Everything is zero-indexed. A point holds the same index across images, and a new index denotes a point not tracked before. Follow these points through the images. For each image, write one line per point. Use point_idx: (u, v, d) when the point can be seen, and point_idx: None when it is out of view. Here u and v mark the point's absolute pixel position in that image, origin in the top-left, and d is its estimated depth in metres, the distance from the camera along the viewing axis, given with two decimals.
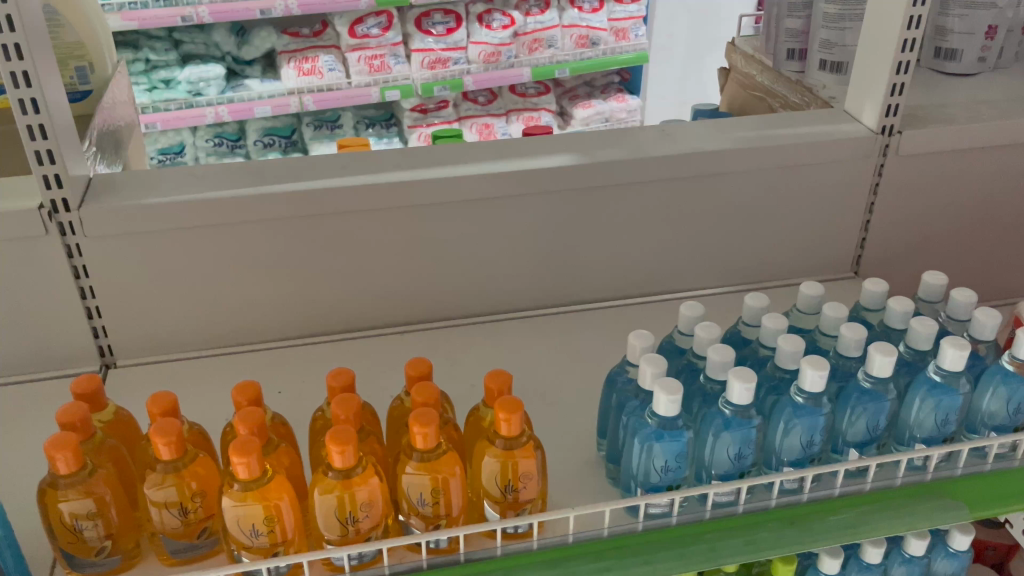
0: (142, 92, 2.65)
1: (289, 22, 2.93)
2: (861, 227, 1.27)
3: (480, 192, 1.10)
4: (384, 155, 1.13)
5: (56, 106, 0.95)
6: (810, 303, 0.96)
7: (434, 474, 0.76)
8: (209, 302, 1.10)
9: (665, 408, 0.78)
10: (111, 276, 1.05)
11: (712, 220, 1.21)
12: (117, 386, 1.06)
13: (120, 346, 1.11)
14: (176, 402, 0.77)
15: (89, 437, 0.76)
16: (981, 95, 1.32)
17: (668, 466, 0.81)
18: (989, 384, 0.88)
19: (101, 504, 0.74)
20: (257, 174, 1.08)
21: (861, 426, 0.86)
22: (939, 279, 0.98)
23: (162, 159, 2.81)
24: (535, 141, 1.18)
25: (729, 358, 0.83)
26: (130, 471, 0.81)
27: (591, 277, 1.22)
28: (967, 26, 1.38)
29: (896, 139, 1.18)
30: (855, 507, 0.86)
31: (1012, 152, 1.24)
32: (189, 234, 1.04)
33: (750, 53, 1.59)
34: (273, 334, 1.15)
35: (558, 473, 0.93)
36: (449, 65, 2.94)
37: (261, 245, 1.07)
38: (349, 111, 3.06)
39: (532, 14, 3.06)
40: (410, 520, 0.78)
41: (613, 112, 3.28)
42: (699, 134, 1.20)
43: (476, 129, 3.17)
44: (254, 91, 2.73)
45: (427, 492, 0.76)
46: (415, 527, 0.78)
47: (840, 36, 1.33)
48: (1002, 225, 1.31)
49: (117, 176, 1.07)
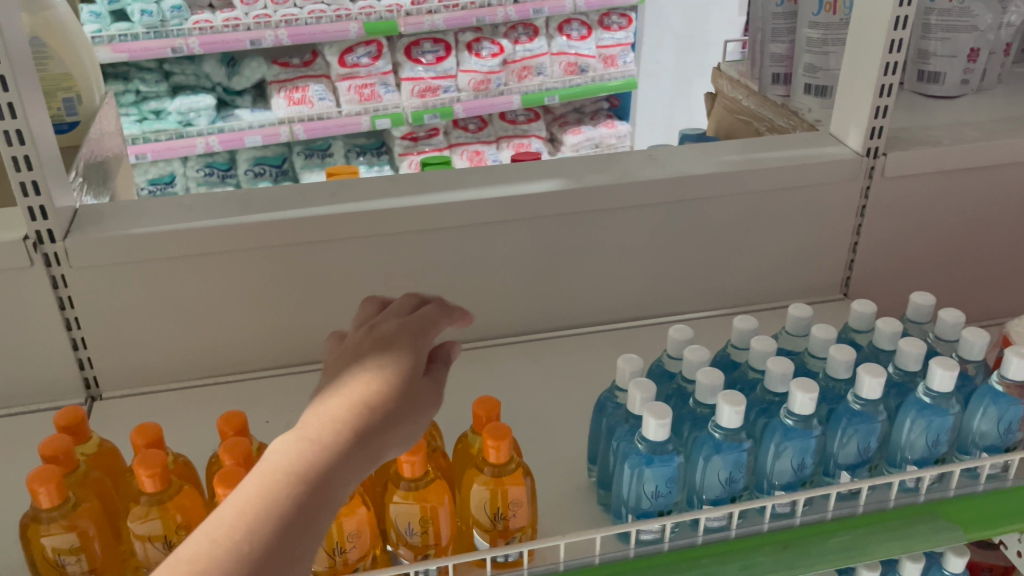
0: (133, 123, 2.66)
1: (280, 52, 2.95)
2: (849, 249, 1.27)
3: (469, 219, 1.10)
4: (371, 183, 1.14)
5: (41, 138, 0.95)
6: (799, 325, 0.95)
7: (423, 502, 0.75)
8: (195, 331, 1.10)
9: (654, 432, 0.78)
10: (96, 307, 1.04)
11: (700, 244, 1.21)
12: (102, 418, 1.05)
13: (106, 378, 1.10)
14: (161, 433, 0.76)
15: (73, 470, 0.75)
16: (966, 117, 1.33)
17: (659, 491, 0.80)
18: (979, 405, 0.88)
19: (84, 538, 0.73)
20: (243, 203, 1.08)
21: (853, 448, 0.86)
22: (926, 299, 0.98)
23: (153, 189, 2.82)
24: (523, 168, 1.18)
25: (718, 382, 0.83)
26: (114, 504, 0.79)
27: (580, 302, 1.22)
28: (949, 49, 1.39)
29: (881, 161, 1.19)
30: (853, 529, 0.85)
31: (996, 173, 1.25)
32: (175, 264, 1.04)
33: (736, 78, 1.60)
34: (262, 362, 1.14)
35: (548, 499, 0.92)
36: (439, 94, 2.96)
37: (247, 275, 1.07)
38: (339, 140, 3.07)
39: (521, 42, 3.09)
40: (402, 551, 0.78)
41: (603, 138, 3.29)
42: (686, 158, 1.20)
43: (466, 156, 3.19)
44: (245, 120, 2.74)
45: (417, 523, 0.76)
46: (405, 556, 0.78)
47: (824, 60, 1.34)
48: (989, 246, 1.32)
49: (104, 207, 1.06)
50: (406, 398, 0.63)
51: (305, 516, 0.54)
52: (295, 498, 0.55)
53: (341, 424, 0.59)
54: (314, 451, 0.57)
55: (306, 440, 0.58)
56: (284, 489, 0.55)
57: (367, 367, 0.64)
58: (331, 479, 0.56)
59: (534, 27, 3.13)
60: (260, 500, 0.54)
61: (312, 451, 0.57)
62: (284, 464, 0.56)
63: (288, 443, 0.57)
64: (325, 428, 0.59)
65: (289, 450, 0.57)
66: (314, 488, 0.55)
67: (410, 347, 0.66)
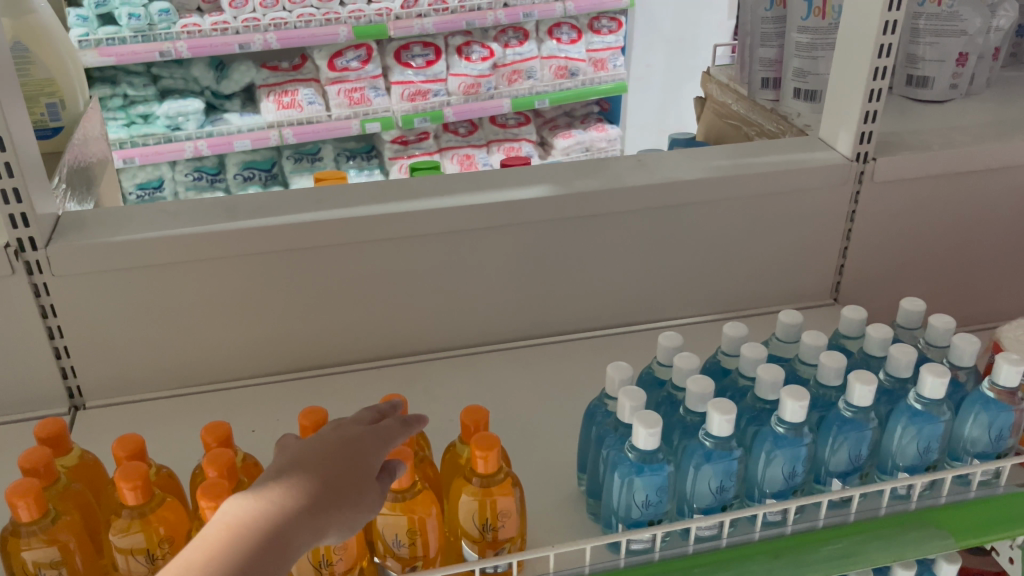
0: (120, 127, 2.63)
1: (268, 56, 2.94)
2: (839, 255, 1.27)
3: (457, 225, 1.09)
4: (359, 189, 1.13)
5: (22, 144, 0.94)
6: (789, 331, 0.95)
7: (410, 512, 0.74)
8: (180, 340, 1.08)
9: (644, 441, 0.77)
10: (79, 315, 1.03)
11: (690, 249, 1.20)
12: (85, 427, 1.04)
13: (90, 387, 1.08)
14: (143, 445, 0.75)
15: (53, 482, 0.74)
16: (956, 121, 1.33)
17: (649, 501, 0.80)
18: (970, 412, 0.88)
19: (65, 552, 0.71)
20: (228, 210, 1.06)
21: (844, 455, 0.86)
22: (916, 305, 0.97)
23: (141, 194, 2.80)
24: (512, 173, 1.17)
25: (708, 390, 0.82)
26: (95, 517, 0.78)
27: (569, 309, 1.21)
28: (938, 54, 1.39)
29: (871, 166, 1.19)
30: (845, 537, 0.84)
31: (985, 178, 1.24)
32: (159, 271, 1.03)
33: (725, 82, 1.60)
34: (248, 371, 1.13)
35: (537, 509, 0.91)
36: (429, 97, 2.96)
37: (232, 282, 1.06)
38: (329, 144, 3.06)
39: (511, 46, 3.08)
40: (390, 563, 0.77)
41: (594, 142, 3.29)
42: (675, 163, 1.20)
43: (456, 160, 3.17)
44: (233, 125, 2.73)
45: (404, 535, 0.75)
46: (393, 569, 0.77)
47: (813, 65, 1.34)
48: (979, 251, 1.32)
49: (87, 214, 1.05)
50: (350, 488, 0.64)
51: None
52: (228, 568, 0.55)
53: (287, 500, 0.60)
54: (254, 522, 0.58)
55: (249, 510, 0.59)
56: (225, 559, 0.56)
57: (320, 456, 0.65)
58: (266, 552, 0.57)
59: (524, 30, 3.13)
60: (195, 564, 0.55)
61: (253, 522, 0.58)
62: (223, 534, 0.57)
63: (239, 511, 0.59)
64: (269, 501, 0.60)
65: (232, 520, 0.58)
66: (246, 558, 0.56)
67: (368, 445, 0.68)
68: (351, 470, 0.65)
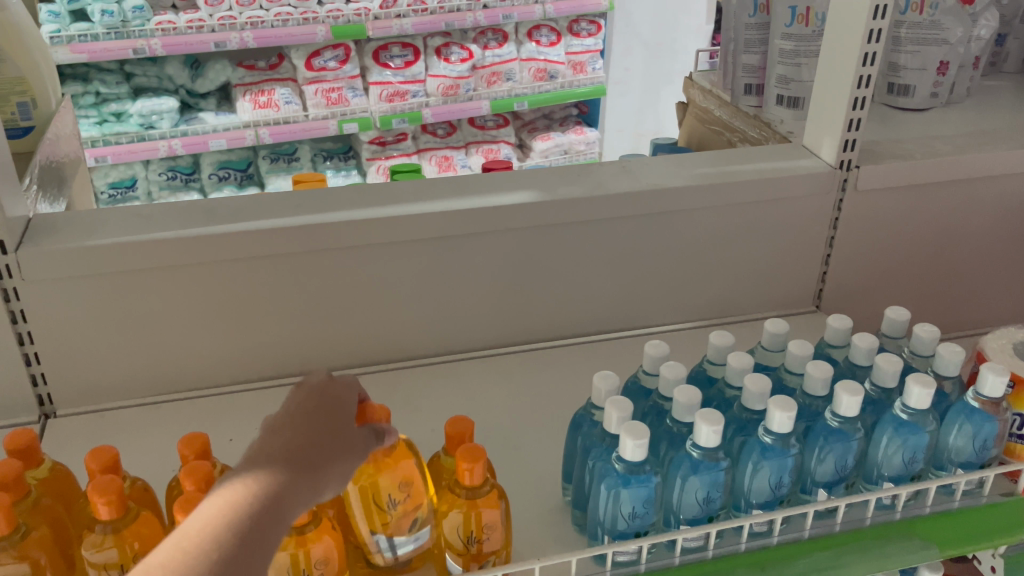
0: (92, 125, 2.57)
1: (245, 54, 2.91)
2: (822, 261, 1.27)
3: (440, 230, 1.07)
4: (339, 193, 1.11)
5: None
6: (775, 340, 0.94)
7: (400, 468, 0.75)
8: (155, 346, 1.06)
9: (632, 453, 0.76)
10: (50, 322, 1.00)
11: (673, 257, 1.20)
12: (56, 436, 1.01)
13: (61, 395, 1.05)
14: (117, 458, 0.73)
15: (23, 497, 0.72)
16: (936, 130, 1.34)
17: (636, 513, 0.78)
18: (955, 422, 0.88)
19: (35, 569, 0.69)
20: (206, 213, 1.04)
21: (830, 466, 0.85)
22: (901, 314, 0.97)
23: (113, 194, 2.75)
24: (495, 179, 1.15)
25: (696, 401, 0.82)
26: (66, 531, 0.75)
27: (552, 316, 1.20)
28: (918, 62, 1.40)
29: (854, 173, 1.19)
30: (828, 550, 0.84)
31: (966, 187, 1.25)
32: (134, 277, 1.00)
33: (707, 87, 1.60)
34: (226, 378, 1.11)
35: (522, 520, 0.90)
36: (408, 98, 2.92)
37: (210, 288, 1.04)
38: (306, 143, 3.03)
39: (490, 47, 3.07)
40: (381, 530, 0.77)
41: (573, 144, 3.28)
42: (659, 169, 1.19)
43: (435, 162, 3.14)
44: (208, 124, 2.69)
45: (397, 492, 0.75)
46: (382, 533, 0.77)
47: (797, 71, 1.33)
48: (959, 259, 1.32)
49: (59, 217, 1.02)
50: (337, 445, 0.64)
51: (256, 550, 0.53)
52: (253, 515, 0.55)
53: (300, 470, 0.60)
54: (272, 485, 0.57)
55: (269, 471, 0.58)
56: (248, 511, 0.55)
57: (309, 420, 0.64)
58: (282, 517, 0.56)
59: (503, 32, 3.11)
60: (215, 524, 0.53)
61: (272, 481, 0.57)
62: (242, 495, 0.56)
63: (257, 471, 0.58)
64: (281, 460, 0.59)
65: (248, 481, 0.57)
66: (264, 520, 0.55)
67: (342, 403, 0.68)
68: (339, 435, 0.65)
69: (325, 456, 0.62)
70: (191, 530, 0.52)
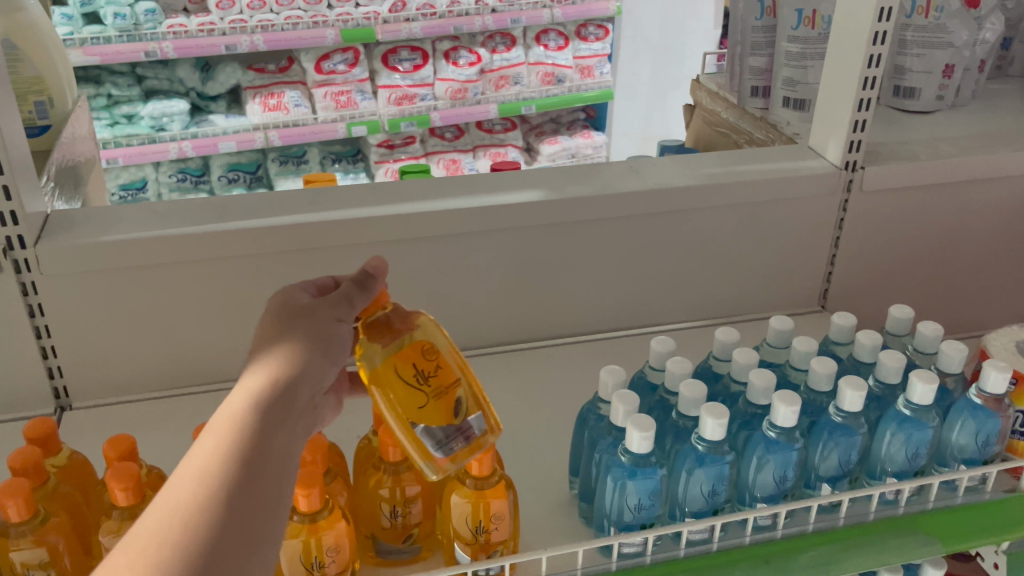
0: (104, 127, 2.61)
1: (255, 58, 2.93)
2: (827, 261, 1.28)
3: (449, 227, 1.09)
4: (350, 191, 1.12)
5: (12, 142, 0.93)
6: (780, 337, 0.95)
7: (417, 340, 0.75)
8: (169, 341, 1.07)
9: (638, 445, 0.77)
10: (67, 316, 1.02)
11: (680, 256, 1.21)
12: (72, 428, 1.03)
13: (77, 388, 1.07)
14: (134, 446, 0.75)
15: (42, 483, 0.73)
16: (941, 132, 1.35)
17: (642, 504, 0.80)
18: (958, 418, 0.89)
19: (54, 554, 0.71)
20: (219, 210, 1.06)
21: (834, 461, 0.86)
22: (905, 312, 0.99)
23: (124, 195, 2.77)
24: (504, 178, 1.17)
25: (701, 395, 0.83)
26: (83, 518, 0.77)
27: (560, 313, 1.21)
28: (924, 65, 1.41)
29: (859, 174, 1.20)
30: (832, 544, 0.85)
31: (970, 188, 1.26)
32: (150, 272, 1.02)
33: (715, 90, 1.61)
34: (238, 373, 1.12)
35: (529, 512, 0.91)
36: (416, 102, 2.95)
37: (223, 284, 1.05)
38: (315, 146, 3.06)
39: (498, 51, 3.08)
40: (424, 419, 0.73)
41: (580, 148, 3.30)
42: (666, 169, 1.20)
43: (443, 164, 3.16)
44: (218, 126, 2.71)
45: (423, 365, 0.74)
46: (427, 423, 0.73)
47: (803, 74, 1.35)
48: (964, 260, 1.33)
49: (76, 213, 1.04)
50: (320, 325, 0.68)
51: (275, 443, 0.58)
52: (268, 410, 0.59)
53: (291, 359, 0.64)
54: (267, 379, 0.61)
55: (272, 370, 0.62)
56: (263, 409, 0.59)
57: (290, 311, 0.69)
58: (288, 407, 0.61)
59: (511, 36, 3.13)
60: (234, 428, 0.57)
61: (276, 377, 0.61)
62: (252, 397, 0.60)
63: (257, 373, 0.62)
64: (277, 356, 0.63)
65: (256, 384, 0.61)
66: (278, 415, 0.59)
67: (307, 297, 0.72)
68: (321, 318, 0.69)
69: (314, 341, 0.66)
70: (217, 435, 0.57)
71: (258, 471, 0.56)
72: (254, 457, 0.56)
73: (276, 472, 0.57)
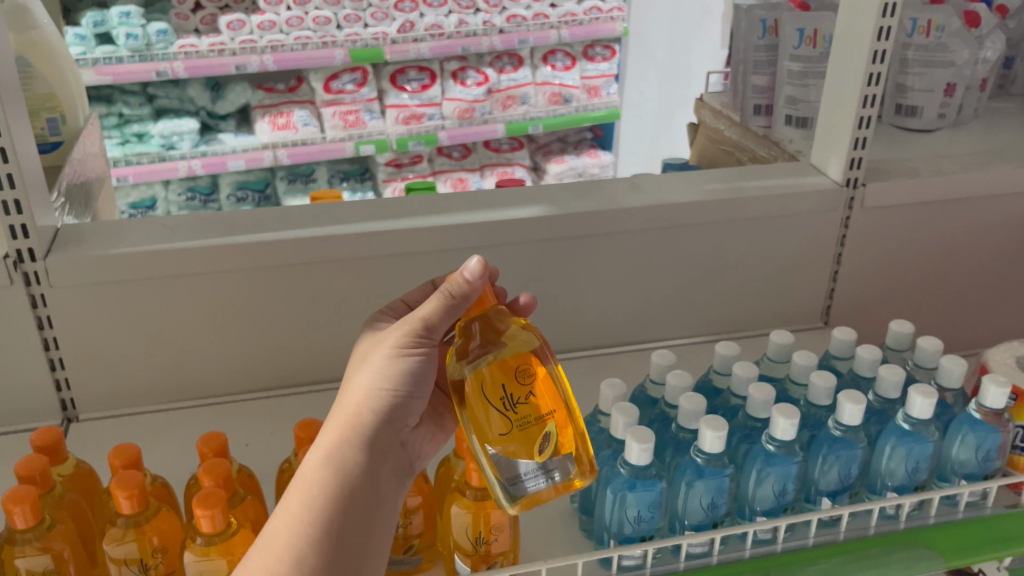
0: (115, 146, 2.65)
1: (264, 77, 2.95)
2: (829, 278, 1.29)
3: (453, 242, 1.10)
4: (355, 206, 1.14)
5: (24, 157, 0.95)
6: (781, 351, 0.96)
7: (508, 361, 0.75)
8: (175, 354, 1.09)
9: (637, 457, 0.78)
10: (75, 328, 1.03)
11: (682, 272, 1.22)
12: (79, 439, 1.04)
13: (84, 400, 1.08)
14: (139, 455, 0.76)
15: (48, 491, 0.74)
16: (943, 149, 1.36)
17: (642, 517, 0.80)
18: (958, 433, 0.89)
19: (58, 561, 0.71)
20: (227, 225, 1.07)
21: (834, 475, 0.86)
22: (905, 327, 0.99)
23: (134, 213, 2.80)
24: (508, 194, 1.18)
25: (701, 408, 0.83)
26: (88, 527, 0.78)
27: (563, 328, 1.22)
28: (925, 84, 1.42)
29: (860, 191, 1.21)
30: (833, 558, 0.85)
31: (971, 205, 1.27)
32: (158, 285, 1.03)
33: (718, 109, 1.63)
34: (243, 386, 1.13)
35: (531, 524, 0.92)
36: (424, 121, 2.98)
37: (230, 297, 1.07)
38: (322, 166, 3.09)
39: (506, 71, 3.12)
40: (506, 449, 0.73)
41: (587, 167, 3.32)
42: (668, 185, 1.21)
43: (450, 183, 3.18)
44: (228, 145, 2.75)
45: (515, 390, 0.74)
46: (506, 455, 0.73)
47: (805, 92, 1.36)
48: (966, 277, 1.34)
49: (86, 227, 1.06)
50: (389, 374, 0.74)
51: (347, 505, 0.67)
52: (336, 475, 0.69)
53: (363, 402, 0.73)
54: (336, 442, 0.70)
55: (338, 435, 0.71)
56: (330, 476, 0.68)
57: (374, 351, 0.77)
58: (362, 459, 0.70)
59: (518, 57, 3.16)
60: (306, 497, 0.67)
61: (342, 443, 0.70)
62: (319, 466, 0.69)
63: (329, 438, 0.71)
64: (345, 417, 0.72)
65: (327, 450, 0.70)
66: (346, 478, 0.68)
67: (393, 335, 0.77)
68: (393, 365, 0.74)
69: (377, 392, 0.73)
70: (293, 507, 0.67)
71: (332, 525, 0.66)
72: (330, 512, 0.67)
73: (357, 519, 0.67)
